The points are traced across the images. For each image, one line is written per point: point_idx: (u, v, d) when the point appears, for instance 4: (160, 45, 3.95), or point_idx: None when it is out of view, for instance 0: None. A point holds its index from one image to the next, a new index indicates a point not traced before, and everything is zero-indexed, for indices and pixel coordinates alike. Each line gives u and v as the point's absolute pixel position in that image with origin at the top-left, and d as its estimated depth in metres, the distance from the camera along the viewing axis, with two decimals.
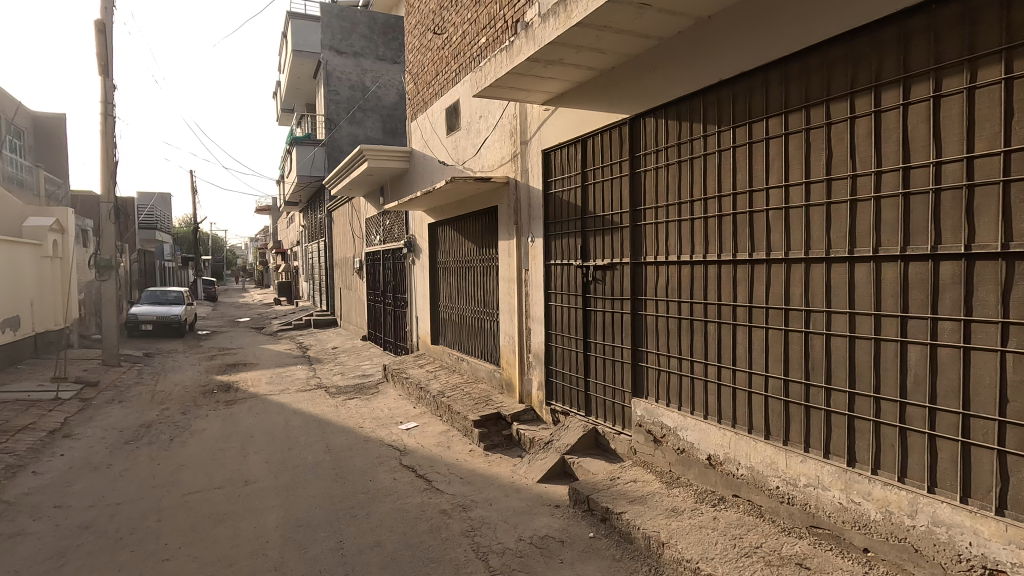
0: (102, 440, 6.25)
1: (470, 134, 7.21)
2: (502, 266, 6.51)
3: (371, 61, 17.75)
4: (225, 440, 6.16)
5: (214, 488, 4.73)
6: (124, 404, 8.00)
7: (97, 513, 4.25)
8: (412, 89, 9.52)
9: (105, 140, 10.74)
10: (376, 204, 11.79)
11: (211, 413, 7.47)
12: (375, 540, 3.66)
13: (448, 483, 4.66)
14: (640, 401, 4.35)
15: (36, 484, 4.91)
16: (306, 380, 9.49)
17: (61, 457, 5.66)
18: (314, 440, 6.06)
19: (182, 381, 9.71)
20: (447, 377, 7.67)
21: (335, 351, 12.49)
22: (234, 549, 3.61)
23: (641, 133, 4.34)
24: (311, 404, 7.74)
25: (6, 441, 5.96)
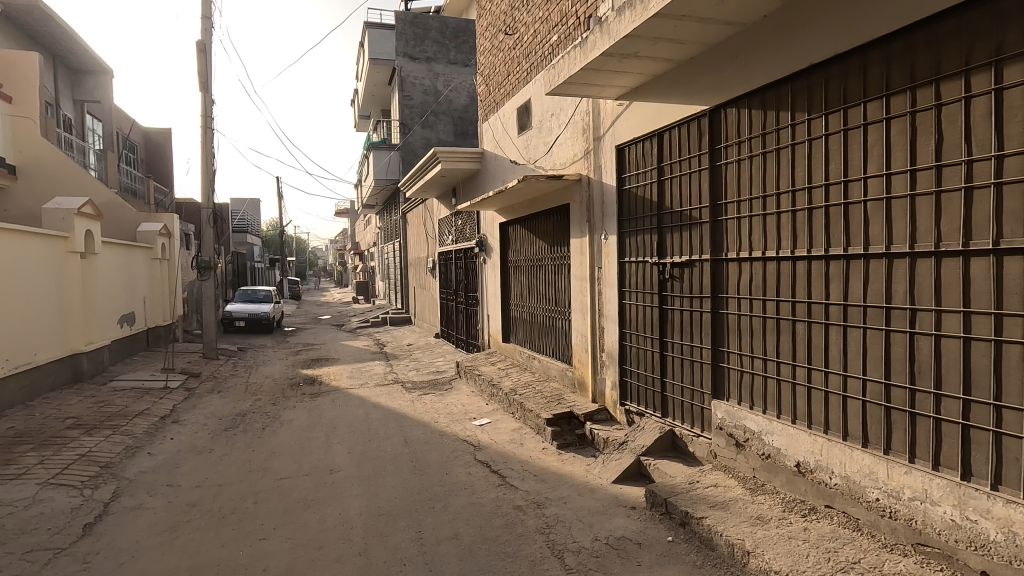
0: (205, 427, 6.82)
1: (542, 132, 7.23)
2: (574, 264, 6.48)
3: (443, 65, 18.17)
4: (311, 430, 6.53)
5: (303, 475, 5.03)
6: (222, 394, 8.66)
7: (203, 493, 4.65)
8: (483, 90, 9.66)
9: (205, 151, 11.68)
10: (449, 205, 12.06)
11: (298, 404, 7.94)
12: (452, 532, 3.76)
13: (523, 480, 4.69)
14: (721, 402, 4.19)
15: (151, 464, 5.43)
16: (383, 375, 9.88)
17: (171, 441, 6.23)
18: (392, 433, 6.29)
19: (271, 374, 10.41)
20: (519, 375, 7.72)
21: (410, 348, 12.91)
22: (322, 533, 3.82)
23: (722, 124, 4.18)
24: (389, 399, 8.05)
25: (126, 424, 6.64)
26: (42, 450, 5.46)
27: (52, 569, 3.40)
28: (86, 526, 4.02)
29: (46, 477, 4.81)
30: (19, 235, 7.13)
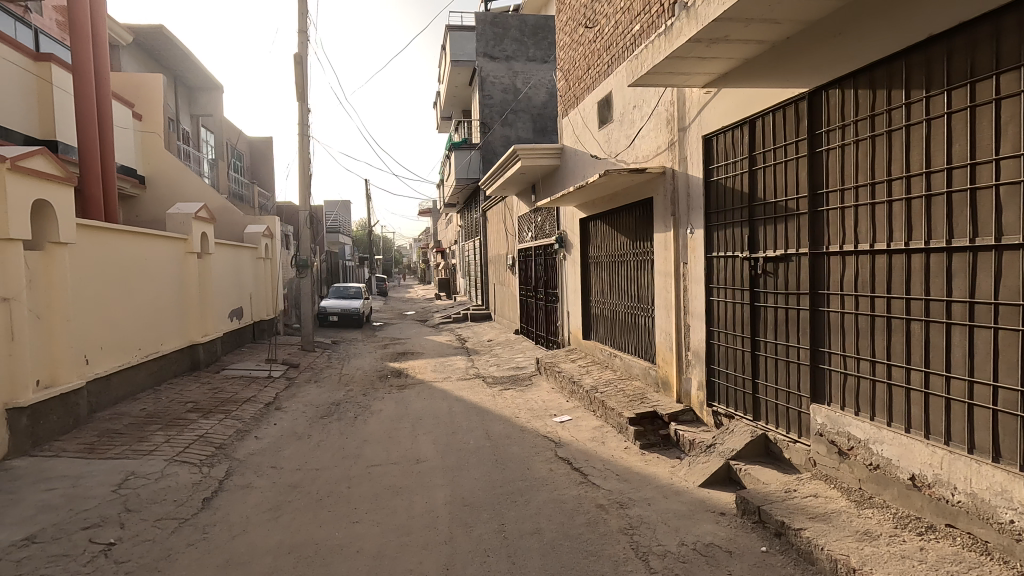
0: (303, 414, 7.32)
1: (624, 125, 7.07)
2: (658, 260, 6.29)
3: (522, 63, 18.24)
4: (398, 421, 6.82)
5: (391, 463, 5.26)
6: (318, 384, 9.26)
7: (303, 476, 5.00)
8: (563, 86, 9.60)
9: (302, 157, 12.50)
10: (529, 202, 12.12)
11: (386, 395, 8.32)
12: (535, 527, 3.78)
13: (605, 479, 4.63)
14: (821, 407, 3.89)
15: (258, 446, 5.92)
16: (465, 369, 10.12)
17: (275, 426, 6.75)
18: (474, 426, 6.43)
19: (362, 366, 10.98)
20: (599, 372, 7.62)
21: (491, 343, 13.14)
22: (410, 519, 3.98)
23: (823, 107, 3.88)
24: (471, 393, 8.25)
25: (236, 409, 7.27)
26: (168, 429, 6.11)
27: (178, 537, 3.80)
28: (204, 500, 4.45)
29: (171, 454, 5.38)
30: (147, 237, 8.00)
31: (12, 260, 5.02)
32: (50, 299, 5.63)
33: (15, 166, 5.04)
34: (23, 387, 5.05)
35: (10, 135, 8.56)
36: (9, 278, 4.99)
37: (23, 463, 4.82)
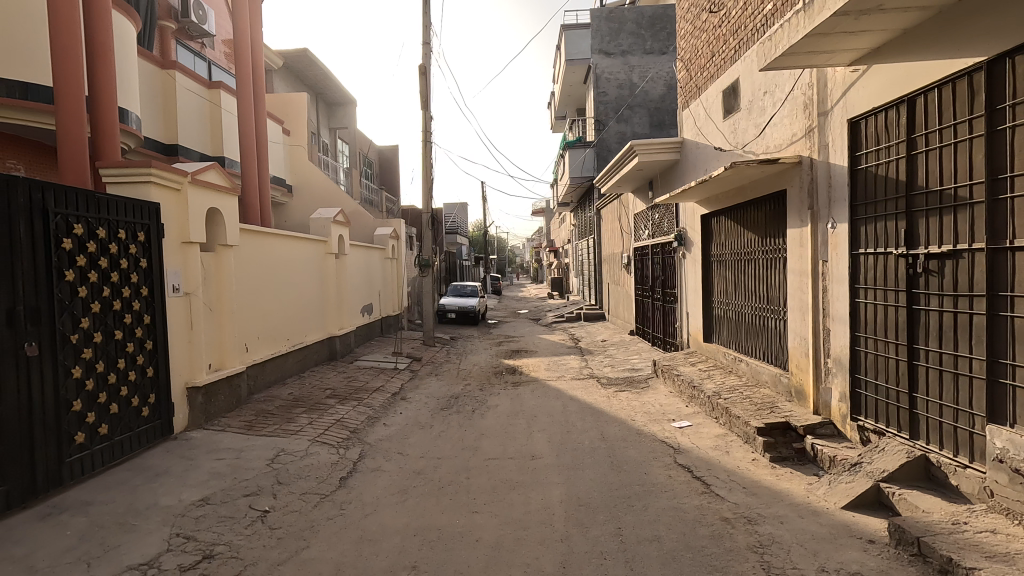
0: (426, 405, 7.75)
1: (752, 113, 6.61)
2: (792, 258, 5.79)
3: (639, 56, 17.74)
4: (514, 417, 6.96)
5: (508, 458, 5.38)
6: (439, 378, 9.74)
7: (426, 463, 5.28)
8: (683, 76, 9.19)
9: (425, 162, 13.23)
10: (645, 198, 11.77)
11: (502, 391, 8.54)
12: (654, 534, 3.65)
13: (730, 491, 4.35)
14: (1000, 428, 3.33)
15: (386, 433, 6.37)
16: (579, 369, 10.08)
17: (401, 415, 7.21)
18: (589, 427, 6.37)
19: (478, 362, 11.38)
20: (722, 377, 7.18)
21: (605, 344, 12.95)
22: (527, 514, 4.03)
23: (1006, 78, 3.32)
24: (585, 393, 8.19)
25: (367, 397, 7.88)
26: (311, 412, 6.78)
27: (319, 510, 4.19)
28: (340, 479, 4.87)
29: (313, 435, 5.96)
30: (295, 240, 8.95)
31: (192, 261, 5.87)
32: (220, 294, 6.51)
33: (196, 180, 5.86)
34: (199, 369, 5.88)
35: (190, 153, 10.03)
36: (189, 276, 5.83)
37: (199, 434, 5.61)
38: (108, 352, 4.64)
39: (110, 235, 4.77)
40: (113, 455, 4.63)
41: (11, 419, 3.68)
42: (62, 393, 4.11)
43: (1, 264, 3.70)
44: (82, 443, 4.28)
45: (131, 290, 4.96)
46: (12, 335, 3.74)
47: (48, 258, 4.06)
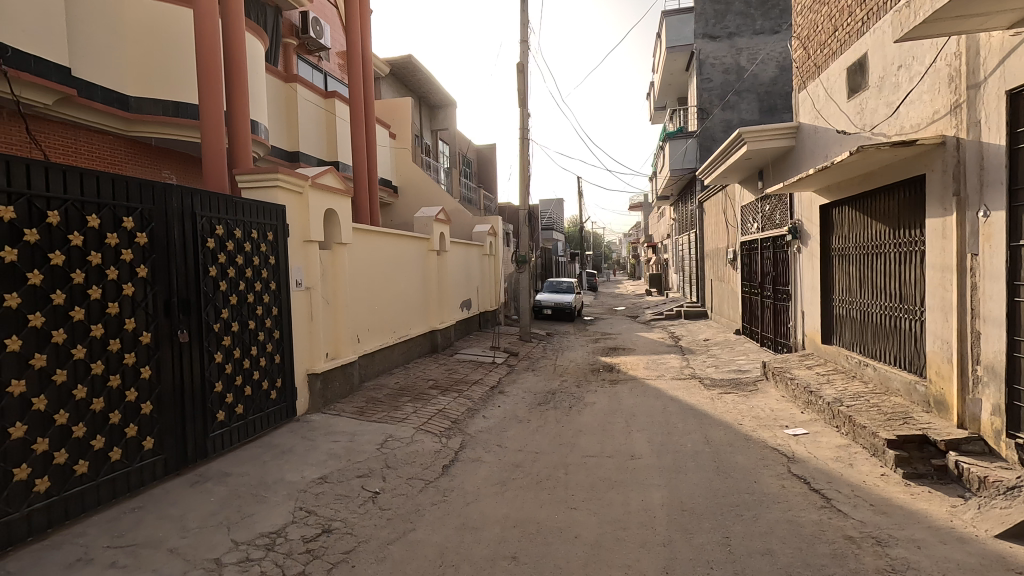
0: (523, 399, 7.84)
1: (884, 91, 5.95)
2: (932, 252, 5.15)
3: (748, 38, 16.64)
4: (612, 415, 6.84)
5: (606, 456, 5.29)
6: (536, 373, 9.81)
7: (523, 457, 5.34)
8: (800, 56, 8.49)
9: (523, 159, 13.36)
10: (755, 189, 11.04)
11: (599, 389, 8.42)
12: (766, 547, 3.41)
13: (854, 507, 3.96)
14: None
15: (485, 425, 6.53)
16: (680, 369, 9.69)
17: (499, 408, 7.36)
18: (692, 429, 6.10)
19: (575, 358, 11.32)
20: (844, 383, 6.56)
21: (708, 343, 12.33)
22: (626, 515, 3.93)
23: None
24: (687, 394, 7.86)
25: (467, 389, 8.13)
26: (415, 402, 7.12)
27: (424, 495, 4.39)
28: (443, 467, 5.07)
29: (418, 423, 6.25)
30: (401, 238, 9.43)
31: (312, 258, 6.38)
32: (336, 289, 7.01)
33: (315, 183, 6.35)
34: (318, 358, 6.37)
35: (309, 159, 10.90)
36: (309, 272, 6.35)
37: (317, 417, 6.10)
38: (244, 340, 5.17)
39: (246, 235, 5.31)
40: (247, 432, 5.16)
41: (168, 396, 4.20)
42: (207, 375, 4.64)
43: (161, 260, 4.25)
44: (222, 420, 4.81)
45: (261, 284, 5.50)
46: (169, 324, 4.27)
47: (196, 255, 4.60)
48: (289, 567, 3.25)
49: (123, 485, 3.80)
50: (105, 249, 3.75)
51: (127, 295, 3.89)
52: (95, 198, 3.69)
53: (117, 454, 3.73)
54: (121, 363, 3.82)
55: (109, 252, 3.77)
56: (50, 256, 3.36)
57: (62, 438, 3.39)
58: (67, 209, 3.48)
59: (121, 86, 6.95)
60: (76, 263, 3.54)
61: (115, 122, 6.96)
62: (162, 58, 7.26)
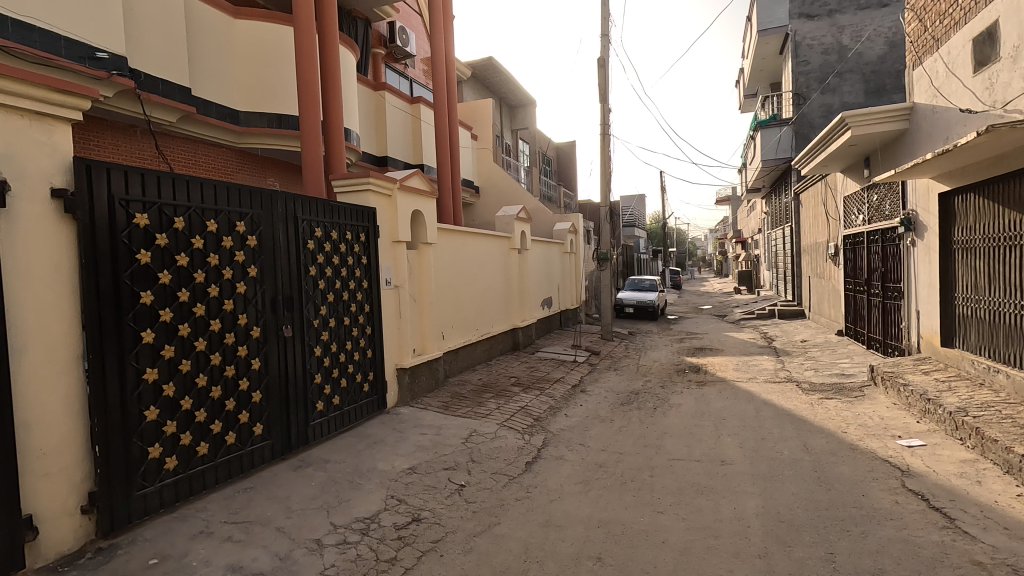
0: (605, 399, 7.72)
1: (1020, 62, 5.27)
2: None
3: (851, 14, 15.35)
4: (700, 418, 6.57)
5: (695, 460, 5.09)
6: (618, 372, 9.64)
7: (607, 457, 5.26)
8: (915, 29, 7.72)
9: (604, 155, 13.16)
10: (860, 178, 10.18)
11: (685, 390, 8.12)
12: (877, 567, 3.13)
13: (983, 530, 3.54)
14: None
15: (568, 424, 6.50)
16: (775, 371, 9.14)
17: (582, 407, 7.30)
18: (788, 436, 5.73)
19: (659, 358, 11.00)
20: (969, 391, 5.88)
21: (806, 344, 11.53)
22: (718, 523, 3.76)
23: None
24: (783, 398, 7.40)
25: (549, 387, 8.14)
26: (498, 398, 7.23)
27: (508, 490, 4.45)
28: (526, 463, 5.11)
29: (501, 419, 6.34)
30: (483, 238, 9.60)
31: (400, 258, 6.65)
32: (422, 287, 7.26)
33: (403, 186, 6.60)
34: (405, 353, 6.63)
35: (396, 163, 11.38)
36: (398, 271, 6.64)
37: (406, 410, 6.36)
38: (340, 335, 5.49)
39: (341, 237, 5.64)
40: (343, 422, 5.48)
41: (274, 387, 4.55)
42: (308, 368, 4.99)
43: (269, 261, 4.61)
44: (321, 410, 5.14)
45: (355, 283, 5.83)
46: (275, 320, 4.63)
47: (298, 256, 4.95)
48: (383, 552, 3.41)
49: (237, 466, 4.17)
50: (221, 251, 4.12)
51: (239, 292, 4.25)
52: (213, 205, 4.07)
53: (232, 438, 4.10)
54: (235, 355, 4.19)
55: (224, 253, 4.14)
56: (177, 257, 3.73)
57: (188, 421, 3.76)
58: (190, 215, 3.86)
59: (232, 101, 7.61)
60: (198, 263, 3.91)
61: (228, 135, 7.64)
62: (266, 75, 7.86)
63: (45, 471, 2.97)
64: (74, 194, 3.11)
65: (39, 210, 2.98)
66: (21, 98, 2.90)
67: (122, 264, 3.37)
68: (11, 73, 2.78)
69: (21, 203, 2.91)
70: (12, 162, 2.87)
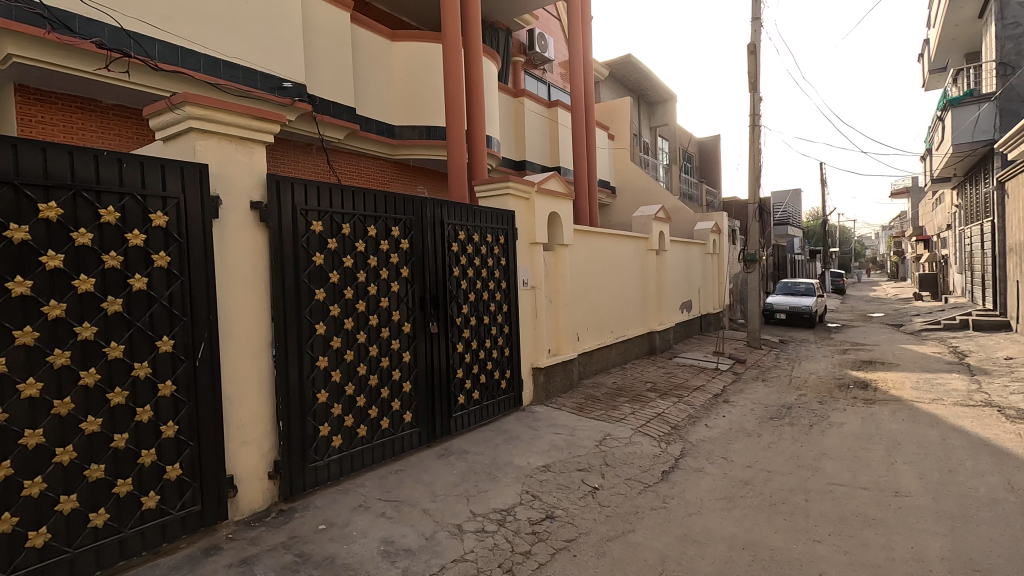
0: (752, 411, 7.15)
1: None
2: None
3: None
4: (868, 440, 5.81)
5: (861, 488, 4.51)
6: (766, 384, 8.86)
7: (754, 474, 4.88)
8: None
9: (753, 148, 12.20)
10: None
11: (849, 408, 7.22)
12: None
13: None
14: None
15: (709, 435, 6.15)
16: (967, 393, 7.75)
17: (724, 418, 6.85)
18: (986, 470, 4.82)
19: (817, 370, 9.92)
20: None
21: (1012, 363, 9.61)
22: (889, 562, 3.30)
23: None
24: (979, 424, 6.24)
25: (688, 395, 7.75)
26: (633, 403, 7.06)
27: (643, 498, 4.33)
28: (663, 473, 4.93)
29: (636, 425, 6.19)
30: (620, 239, 9.44)
31: (537, 259, 6.79)
32: (557, 288, 7.34)
33: (540, 189, 6.72)
34: (541, 353, 6.76)
35: (534, 166, 11.65)
36: (535, 272, 6.79)
37: (540, 408, 6.48)
38: (480, 333, 5.77)
39: (482, 239, 5.92)
40: (482, 416, 5.75)
41: (422, 379, 4.92)
42: (451, 362, 5.31)
43: (418, 262, 4.99)
44: (462, 403, 5.45)
45: (494, 283, 6.09)
46: (423, 317, 5.00)
47: (443, 258, 5.30)
48: (518, 545, 3.52)
49: (390, 449, 4.58)
50: (379, 253, 4.55)
51: (393, 291, 4.66)
52: (373, 212, 4.51)
53: (386, 423, 4.50)
54: (390, 348, 4.60)
55: (382, 256, 4.56)
56: (344, 260, 4.20)
57: (350, 405, 4.21)
58: (354, 221, 4.31)
59: (389, 117, 8.37)
60: (360, 265, 4.36)
61: (385, 148, 8.41)
62: (418, 90, 8.51)
63: (242, 440, 3.53)
64: (267, 206, 3.65)
65: (241, 219, 3.55)
66: (230, 126, 3.48)
67: (301, 265, 3.87)
68: (222, 106, 3.36)
69: (230, 215, 3.50)
70: (223, 181, 3.47)
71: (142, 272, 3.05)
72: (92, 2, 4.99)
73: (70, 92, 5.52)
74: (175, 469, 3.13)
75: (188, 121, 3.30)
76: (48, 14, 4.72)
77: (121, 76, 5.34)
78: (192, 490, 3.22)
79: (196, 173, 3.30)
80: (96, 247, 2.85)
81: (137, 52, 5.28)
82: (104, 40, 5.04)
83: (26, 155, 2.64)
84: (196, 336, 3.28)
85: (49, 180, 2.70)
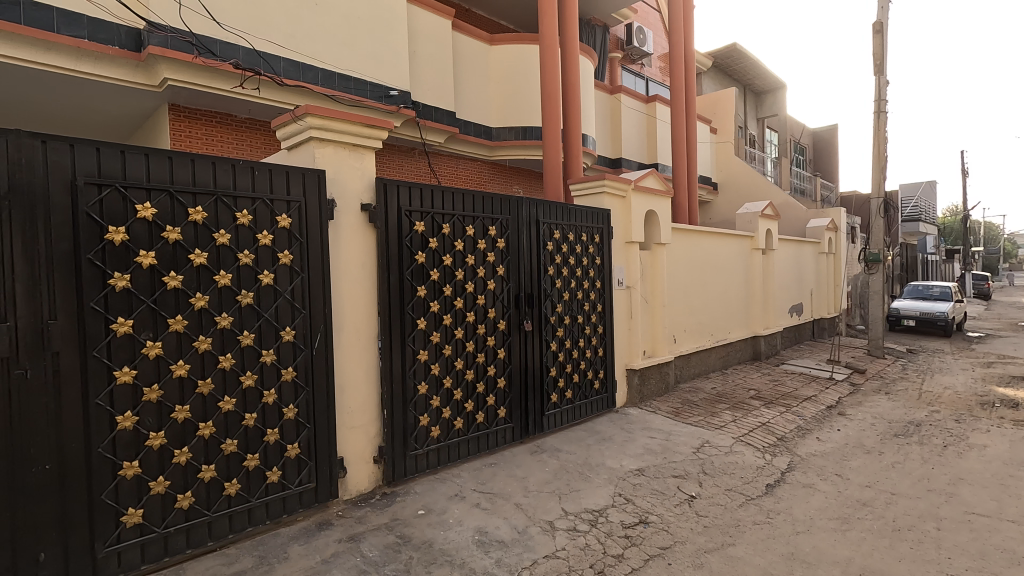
0: (872, 427, 6.51)
1: None
2: None
3: None
4: (1017, 467, 5.07)
5: (1007, 520, 3.96)
6: (891, 397, 8.02)
7: (874, 495, 4.45)
8: None
9: (878, 137, 11.09)
10: None
11: (993, 429, 6.35)
12: None
13: None
14: None
15: (821, 449, 5.69)
16: None
17: (838, 432, 6.30)
18: None
19: (954, 385, 8.81)
20: None
21: None
22: None
23: None
24: None
25: (797, 405, 7.22)
26: (735, 410, 6.70)
27: (745, 511, 4.11)
28: (767, 485, 4.64)
29: (738, 433, 5.87)
30: (723, 238, 8.99)
31: (633, 259, 6.65)
32: (654, 288, 7.14)
33: (637, 186, 6.58)
34: (635, 354, 6.62)
35: (631, 164, 11.41)
36: (631, 272, 6.65)
37: (634, 410, 6.36)
38: (573, 332, 5.76)
39: (576, 238, 5.91)
40: (574, 416, 5.74)
41: (516, 375, 5.01)
42: (545, 360, 5.36)
43: (513, 260, 5.08)
44: (555, 402, 5.47)
45: (589, 283, 6.05)
46: (517, 314, 5.09)
47: (538, 257, 5.35)
48: (610, 547, 3.48)
49: (484, 442, 4.71)
50: (477, 252, 4.68)
51: (490, 288, 4.78)
52: (471, 212, 4.65)
53: (481, 417, 4.63)
54: (486, 344, 4.73)
55: (479, 254, 4.69)
56: (443, 258, 4.37)
57: (448, 397, 4.39)
58: (454, 222, 4.48)
59: (487, 120, 8.59)
60: (459, 263, 4.52)
61: (483, 149, 8.65)
62: (515, 92, 8.64)
63: (351, 425, 3.79)
64: (376, 208, 3.90)
65: (353, 220, 3.83)
66: (344, 134, 3.75)
67: (405, 264, 4.08)
68: (338, 115, 3.64)
69: (344, 216, 3.78)
70: (338, 186, 3.75)
71: (270, 269, 3.39)
72: (231, 27, 5.62)
73: (211, 109, 6.24)
74: (295, 448, 3.45)
75: (310, 131, 3.60)
76: (195, 40, 5.37)
77: (253, 92, 5.95)
78: (308, 467, 3.54)
79: (315, 178, 3.61)
80: (232, 246, 3.20)
81: (266, 69, 5.86)
82: (239, 60, 5.65)
83: (179, 166, 3.03)
84: (313, 327, 3.58)
85: (196, 187, 3.07)
